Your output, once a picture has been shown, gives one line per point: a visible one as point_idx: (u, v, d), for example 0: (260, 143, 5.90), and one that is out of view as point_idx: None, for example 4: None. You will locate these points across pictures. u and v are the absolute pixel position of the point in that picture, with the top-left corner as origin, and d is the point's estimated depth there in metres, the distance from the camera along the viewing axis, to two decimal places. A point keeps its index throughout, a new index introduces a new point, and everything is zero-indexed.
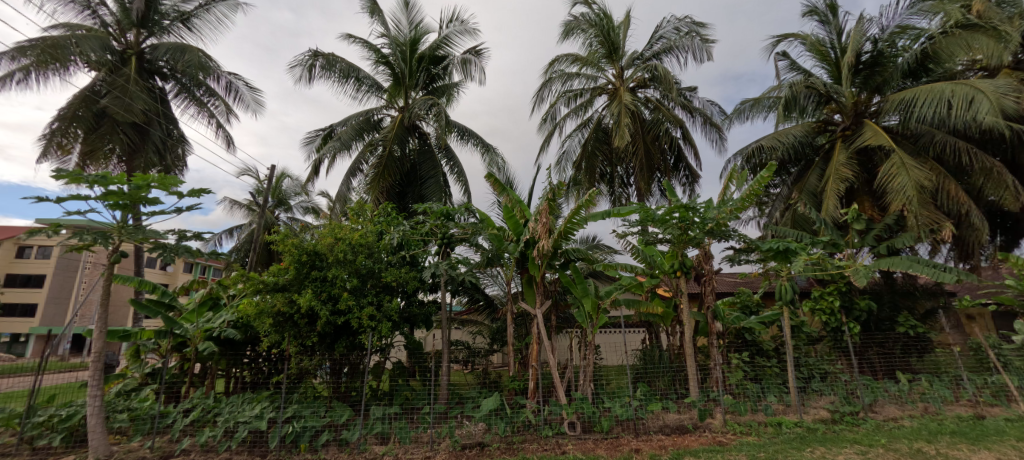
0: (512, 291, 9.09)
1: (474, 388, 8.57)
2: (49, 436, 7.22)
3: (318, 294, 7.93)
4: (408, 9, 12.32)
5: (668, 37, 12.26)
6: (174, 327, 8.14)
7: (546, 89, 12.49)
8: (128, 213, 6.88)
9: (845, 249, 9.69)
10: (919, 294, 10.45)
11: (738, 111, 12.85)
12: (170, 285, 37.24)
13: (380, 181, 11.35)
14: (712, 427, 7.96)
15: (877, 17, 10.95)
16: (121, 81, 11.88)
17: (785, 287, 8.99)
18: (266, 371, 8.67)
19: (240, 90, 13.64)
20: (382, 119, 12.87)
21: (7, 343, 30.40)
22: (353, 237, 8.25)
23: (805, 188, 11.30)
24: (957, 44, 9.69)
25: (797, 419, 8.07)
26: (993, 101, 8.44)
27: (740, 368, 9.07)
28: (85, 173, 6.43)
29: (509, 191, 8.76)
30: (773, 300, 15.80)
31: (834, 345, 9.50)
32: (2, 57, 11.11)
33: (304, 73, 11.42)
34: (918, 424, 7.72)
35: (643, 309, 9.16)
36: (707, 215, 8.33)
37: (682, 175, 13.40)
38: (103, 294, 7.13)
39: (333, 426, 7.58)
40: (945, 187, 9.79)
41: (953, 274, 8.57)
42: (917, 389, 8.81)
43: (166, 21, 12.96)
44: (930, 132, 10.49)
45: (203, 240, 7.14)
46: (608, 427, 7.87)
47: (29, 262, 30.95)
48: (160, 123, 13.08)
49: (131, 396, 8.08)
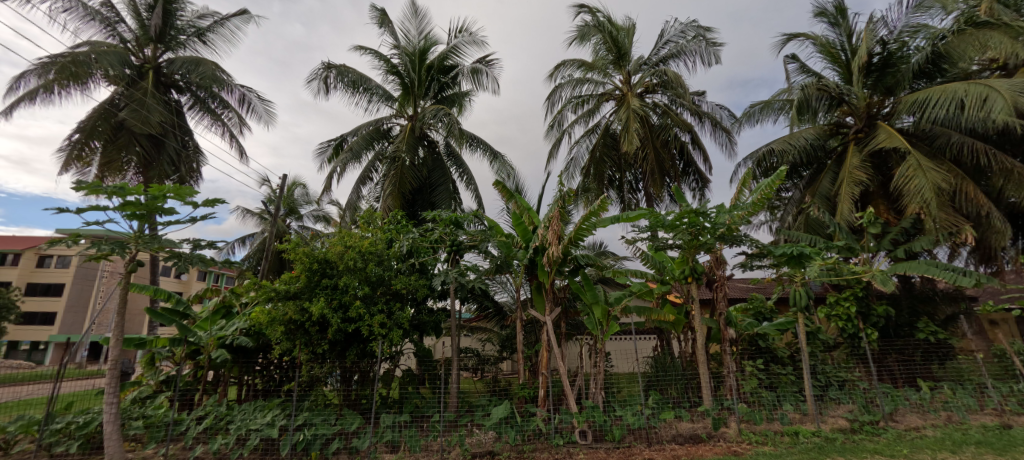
0: (520, 298, 8.97)
1: (483, 396, 8.40)
2: (67, 443, 7.34)
3: (329, 301, 7.97)
4: (415, 20, 12.47)
5: (674, 41, 12.20)
6: (186, 335, 8.24)
7: (555, 95, 12.51)
8: (145, 223, 7.03)
9: (860, 253, 9.45)
10: (939, 299, 10.07)
11: (748, 115, 12.65)
12: (185, 293, 37.91)
13: (392, 191, 11.41)
14: (727, 437, 7.82)
15: (886, 18, 10.81)
16: (139, 95, 12.31)
17: (800, 293, 8.70)
18: (277, 378, 8.71)
19: (252, 102, 13.88)
20: (392, 128, 12.95)
21: (28, 351, 31.15)
22: (363, 245, 8.28)
23: (818, 192, 11.14)
24: (969, 42, 9.48)
25: (814, 429, 7.89)
26: (1008, 100, 8.26)
27: (754, 375, 8.90)
28: (104, 184, 6.57)
29: (518, 198, 8.94)
30: (786, 306, 15.59)
31: (851, 351, 9.28)
32: (29, 75, 11.48)
33: (320, 86, 11.74)
34: (941, 434, 7.50)
35: (654, 317, 9.04)
36: (719, 220, 8.16)
37: (691, 180, 13.34)
38: (120, 303, 7.23)
39: (344, 434, 7.64)
40: (963, 189, 9.54)
41: (972, 278, 8.35)
42: (938, 397, 8.60)
43: (182, 37, 13.34)
44: (945, 133, 10.31)
45: (217, 249, 7.24)
46: (619, 436, 7.75)
47: (51, 271, 31.65)
48: (176, 135, 13.35)
49: (146, 403, 8.18)
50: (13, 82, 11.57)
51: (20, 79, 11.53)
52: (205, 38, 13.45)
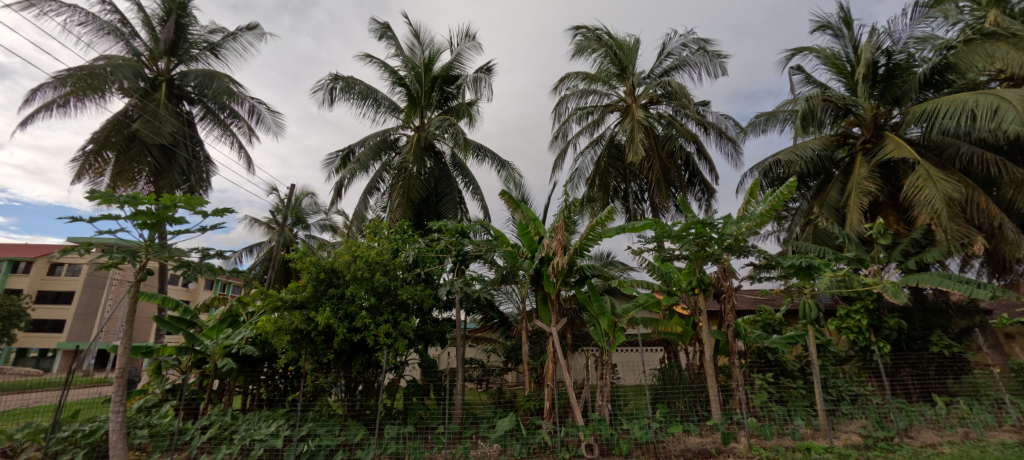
0: (525, 309, 8.70)
1: (489, 408, 8.38)
2: (72, 451, 7.35)
3: (335, 311, 7.95)
4: (419, 32, 12.64)
5: (676, 53, 12.24)
6: (193, 343, 8.14)
7: (561, 107, 12.57)
8: (156, 231, 7.09)
9: (869, 265, 9.28)
10: (952, 312, 9.89)
11: (752, 125, 12.63)
12: (193, 301, 38.20)
13: (399, 200, 11.45)
14: (737, 452, 7.62)
15: (891, 29, 10.78)
16: (152, 106, 12.49)
17: (809, 305, 8.57)
18: (282, 388, 8.75)
19: (262, 113, 14.05)
20: (399, 138, 13.03)
21: (36, 358, 31.54)
22: (369, 254, 8.30)
23: (826, 202, 11.05)
24: (976, 53, 9.37)
25: (826, 445, 7.70)
26: (1019, 109, 8.14)
27: (764, 389, 8.64)
28: (117, 194, 6.64)
29: (523, 208, 8.92)
30: (796, 319, 15.45)
31: (863, 365, 9.13)
32: (46, 87, 11.77)
33: (326, 96, 11.85)
34: (959, 451, 7.29)
35: (661, 329, 8.91)
36: (726, 231, 8.06)
37: (697, 190, 13.27)
38: (130, 311, 7.25)
39: (348, 445, 7.59)
40: (975, 200, 9.38)
41: (986, 290, 8.18)
42: (955, 414, 8.42)
43: (194, 50, 13.61)
44: (955, 143, 10.21)
45: (225, 259, 7.26)
46: (626, 451, 7.63)
47: (61, 279, 32.05)
48: (186, 145, 13.52)
49: (152, 412, 8.16)
50: (30, 94, 11.83)
51: (37, 91, 11.79)
52: (217, 51, 13.71)
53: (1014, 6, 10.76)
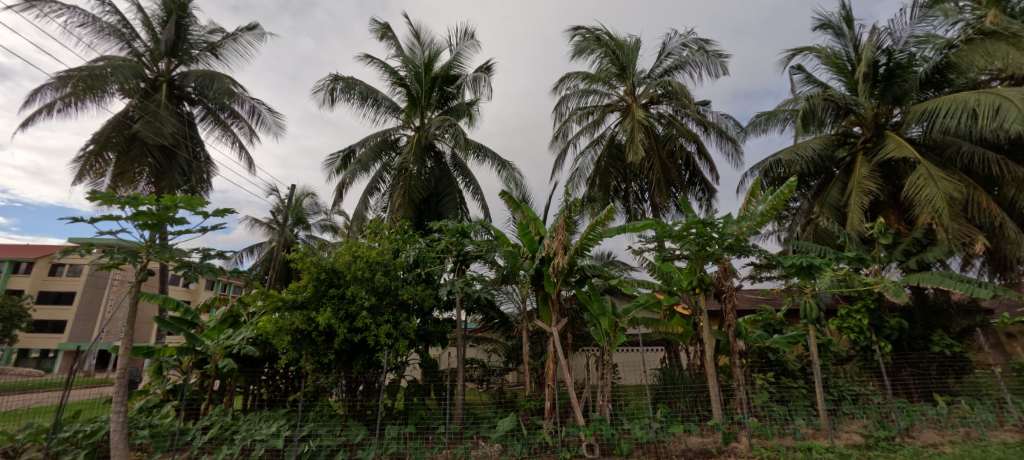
0: (526, 309, 8.71)
1: (489, 408, 8.39)
2: (74, 451, 7.36)
3: (336, 311, 7.96)
4: (419, 33, 12.65)
5: (677, 53, 12.24)
6: (195, 344, 8.26)
7: (561, 106, 12.58)
8: (156, 232, 7.09)
9: (871, 264, 9.27)
10: (953, 311, 9.86)
11: (753, 125, 12.62)
12: (194, 302, 38.18)
13: (399, 201, 11.46)
14: (738, 452, 7.61)
15: (891, 28, 10.77)
16: (152, 107, 12.50)
17: (809, 305, 8.52)
18: (283, 388, 8.76)
19: (262, 113, 14.06)
20: (399, 138, 13.03)
21: (37, 359, 31.53)
22: (370, 254, 8.31)
23: (827, 202, 11.04)
24: (977, 51, 9.36)
25: (827, 445, 7.69)
26: (1020, 108, 8.13)
27: (765, 388, 8.65)
28: (117, 194, 6.65)
29: (523, 208, 8.93)
30: (797, 318, 15.42)
31: (864, 365, 9.07)
32: (46, 88, 11.78)
33: (326, 97, 11.85)
34: (960, 451, 7.28)
35: (661, 328, 8.92)
36: (726, 231, 8.05)
37: (697, 190, 13.27)
38: (131, 312, 7.26)
39: (349, 445, 7.59)
40: (977, 199, 9.35)
41: (988, 289, 8.16)
42: (956, 413, 8.41)
43: (195, 51, 13.61)
44: (956, 143, 10.20)
45: (226, 259, 7.26)
46: (627, 450, 7.63)
47: (62, 279, 32.06)
48: (187, 146, 13.53)
49: (153, 412, 8.16)
50: (31, 95, 11.85)
51: (37, 92, 11.81)
52: (218, 52, 13.71)
53: (1014, 5, 10.74)
